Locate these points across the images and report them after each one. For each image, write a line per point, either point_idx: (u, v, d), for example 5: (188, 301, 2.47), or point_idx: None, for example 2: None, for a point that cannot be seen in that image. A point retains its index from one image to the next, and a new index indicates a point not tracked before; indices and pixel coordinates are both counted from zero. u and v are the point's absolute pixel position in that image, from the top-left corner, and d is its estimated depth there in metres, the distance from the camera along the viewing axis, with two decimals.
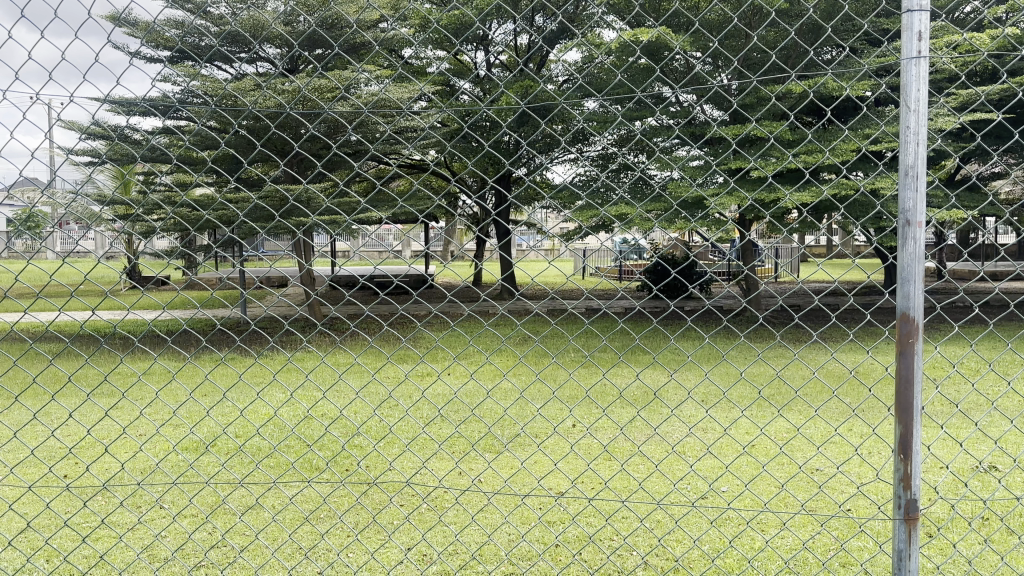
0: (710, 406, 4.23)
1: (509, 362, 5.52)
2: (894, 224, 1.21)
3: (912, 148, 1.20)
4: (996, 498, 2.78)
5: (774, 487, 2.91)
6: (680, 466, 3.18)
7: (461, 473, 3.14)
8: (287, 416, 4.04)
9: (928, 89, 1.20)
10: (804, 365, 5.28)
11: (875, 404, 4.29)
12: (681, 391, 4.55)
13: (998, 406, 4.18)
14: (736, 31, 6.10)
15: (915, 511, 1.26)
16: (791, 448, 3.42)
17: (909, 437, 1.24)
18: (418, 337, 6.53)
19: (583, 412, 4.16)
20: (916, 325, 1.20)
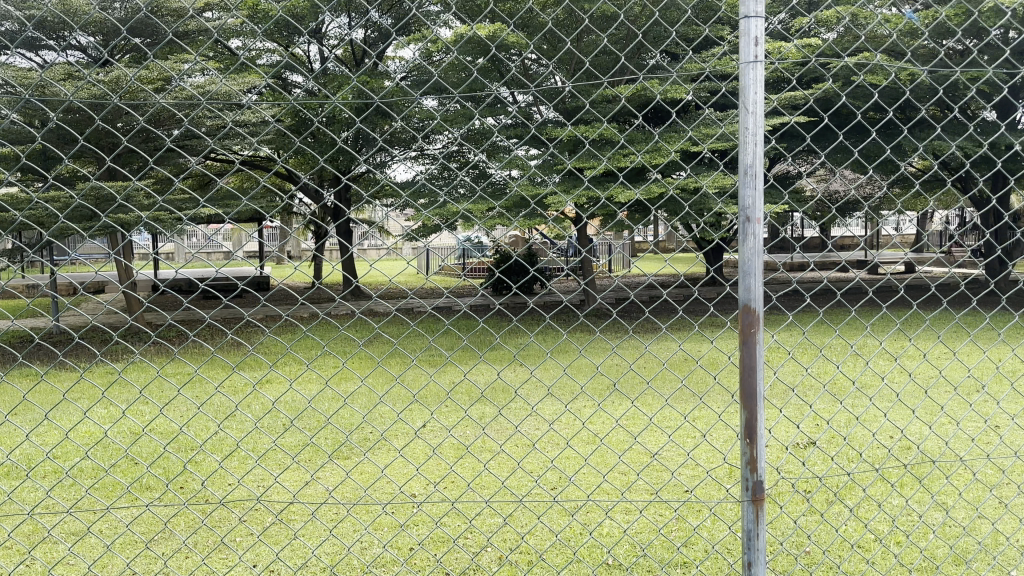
0: (564, 400, 4.40)
1: (365, 365, 5.46)
2: (734, 221, 1.29)
3: (750, 148, 1.29)
4: (825, 473, 3.08)
5: (626, 476, 3.07)
6: (536, 461, 3.28)
7: (313, 483, 3.08)
8: (116, 435, 3.78)
9: (764, 92, 1.29)
10: (651, 357, 5.58)
11: (717, 392, 4.63)
12: (536, 386, 4.70)
13: (825, 388, 4.60)
14: (571, 34, 6.34)
15: (761, 492, 1.35)
16: (641, 437, 3.63)
17: (753, 421, 1.33)
18: (263, 343, 6.30)
19: (440, 411, 4.20)
20: (756, 315, 1.30)
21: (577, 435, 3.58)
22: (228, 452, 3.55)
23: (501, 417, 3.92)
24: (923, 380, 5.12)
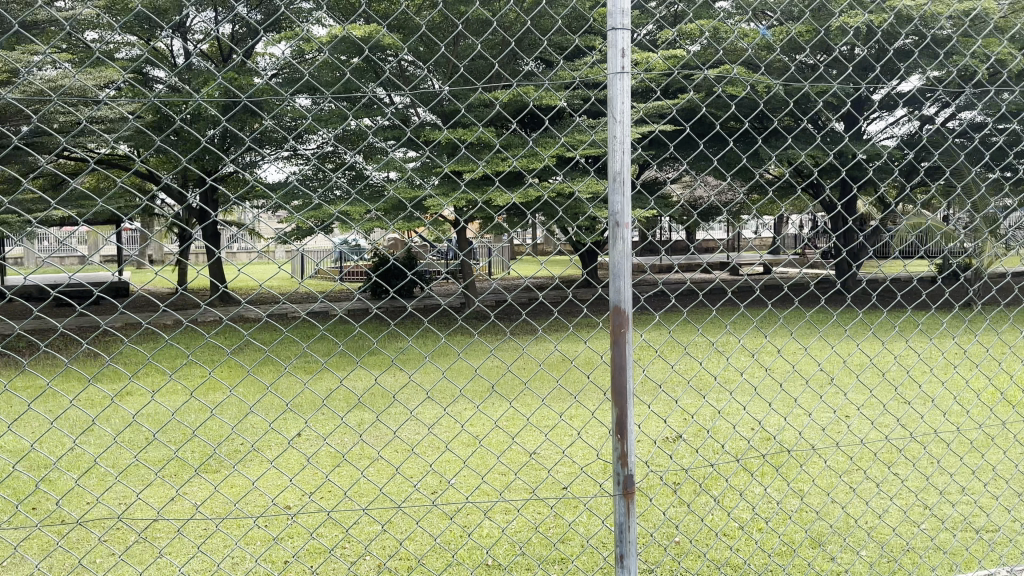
0: (701, 433, 4.55)
1: (510, 388, 5.82)
2: (610, 222, 1.45)
3: (621, 155, 1.45)
4: (949, 525, 3.07)
5: (753, 519, 3.20)
6: (654, 502, 3.47)
7: (439, 502, 3.45)
8: (282, 448, 4.36)
9: (633, 101, 1.45)
10: (795, 388, 5.58)
11: (862, 432, 4.61)
12: (673, 416, 4.87)
13: (978, 431, 4.46)
14: (700, 43, 6.38)
15: (631, 482, 1.53)
16: (791, 479, 3.72)
17: (624, 413, 1.51)
18: (410, 356, 6.81)
19: (576, 440, 4.47)
20: (627, 312, 1.47)
21: (710, 476, 3.72)
22: (374, 469, 3.99)
23: (637, 453, 4.13)
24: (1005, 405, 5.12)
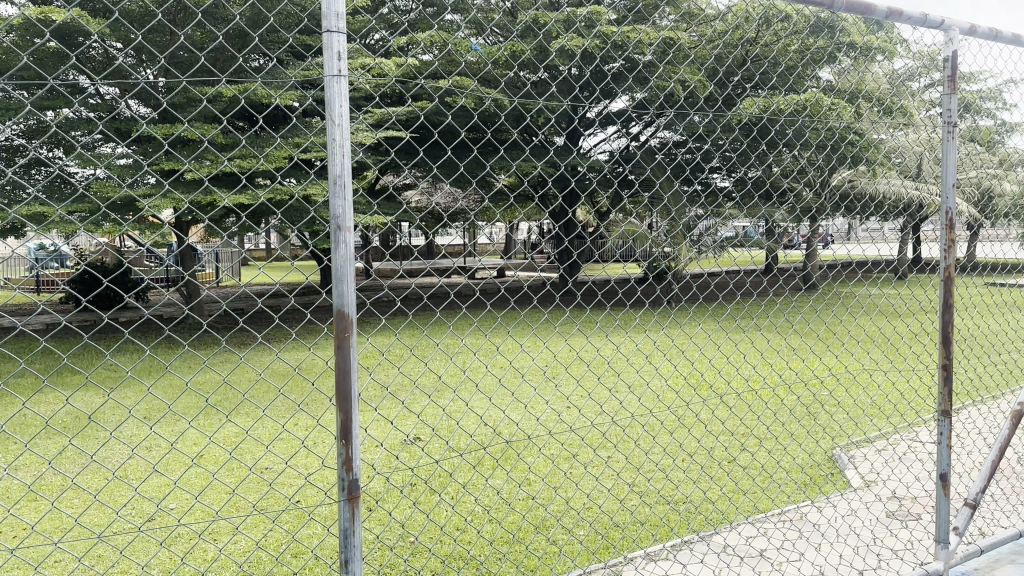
0: (391, 502, 5.98)
1: (222, 464, 6.41)
2: (331, 227, 2.28)
3: (337, 163, 2.27)
4: (518, 561, 4.95)
5: (394, 569, 4.84)
6: (331, 538, 4.92)
7: (178, 559, 4.66)
8: (37, 526, 5.29)
9: (345, 105, 2.27)
10: (479, 467, 6.73)
11: (510, 487, 6.29)
12: (373, 498, 6.03)
13: (609, 500, 5.98)
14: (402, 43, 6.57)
15: (354, 493, 2.44)
16: (427, 532, 5.44)
17: (346, 423, 2.39)
18: (126, 467, 6.33)
19: (284, 510, 5.39)
20: (346, 320, 2.33)
21: (386, 546, 5.17)
22: (93, 542, 4.95)
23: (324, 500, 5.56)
24: (711, 472, 6.70)
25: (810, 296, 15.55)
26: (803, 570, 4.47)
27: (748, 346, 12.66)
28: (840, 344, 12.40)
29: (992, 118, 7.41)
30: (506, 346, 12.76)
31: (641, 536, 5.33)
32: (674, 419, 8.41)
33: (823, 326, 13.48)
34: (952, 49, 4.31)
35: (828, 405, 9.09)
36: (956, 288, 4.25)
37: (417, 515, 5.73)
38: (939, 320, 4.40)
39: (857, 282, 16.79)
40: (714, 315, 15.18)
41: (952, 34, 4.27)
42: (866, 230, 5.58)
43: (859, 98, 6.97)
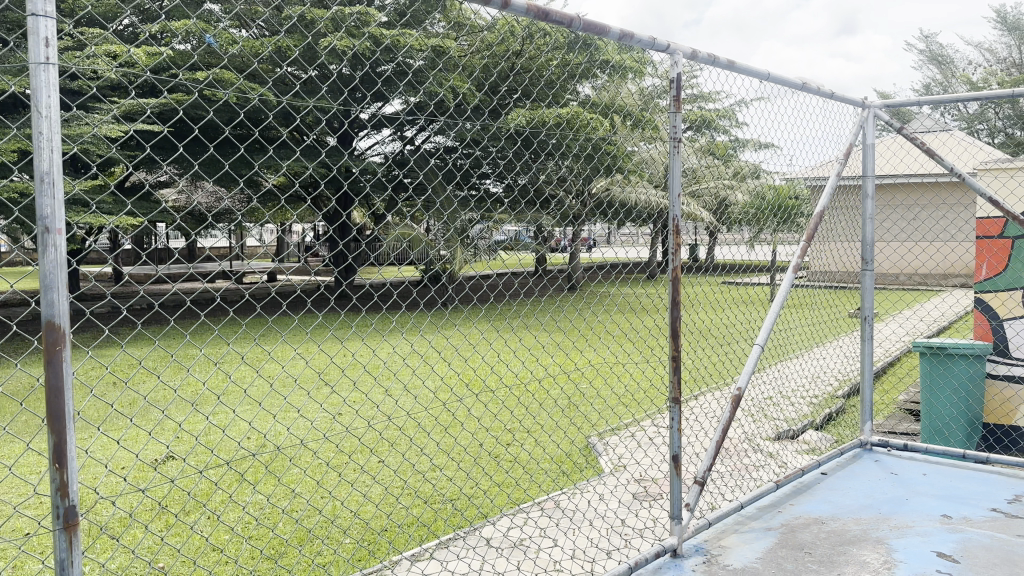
0: (140, 525, 5.57)
1: None
2: (38, 232, 2.02)
3: (44, 157, 2.02)
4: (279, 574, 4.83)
5: None
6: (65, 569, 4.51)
7: None
8: None
9: (54, 96, 2.03)
10: (242, 483, 6.45)
11: (274, 500, 6.10)
12: (118, 524, 5.58)
13: (375, 506, 6.00)
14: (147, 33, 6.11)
15: (71, 521, 2.19)
16: (179, 554, 5.14)
17: (60, 446, 2.12)
18: None
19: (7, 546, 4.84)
20: (58, 333, 2.08)
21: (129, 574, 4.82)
22: None
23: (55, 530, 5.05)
24: (478, 470, 6.89)
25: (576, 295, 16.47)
26: (555, 556, 4.73)
27: (518, 347, 13.17)
28: (603, 340, 13.25)
29: (725, 135, 8.26)
30: (279, 358, 12.33)
31: (398, 539, 5.36)
32: (446, 421, 8.56)
33: (588, 322, 14.33)
34: (675, 71, 4.76)
35: (590, 399, 9.67)
36: (681, 287, 4.71)
37: (169, 538, 5.39)
38: (669, 316, 4.84)
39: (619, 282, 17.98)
40: (485, 316, 15.65)
41: (676, 57, 4.73)
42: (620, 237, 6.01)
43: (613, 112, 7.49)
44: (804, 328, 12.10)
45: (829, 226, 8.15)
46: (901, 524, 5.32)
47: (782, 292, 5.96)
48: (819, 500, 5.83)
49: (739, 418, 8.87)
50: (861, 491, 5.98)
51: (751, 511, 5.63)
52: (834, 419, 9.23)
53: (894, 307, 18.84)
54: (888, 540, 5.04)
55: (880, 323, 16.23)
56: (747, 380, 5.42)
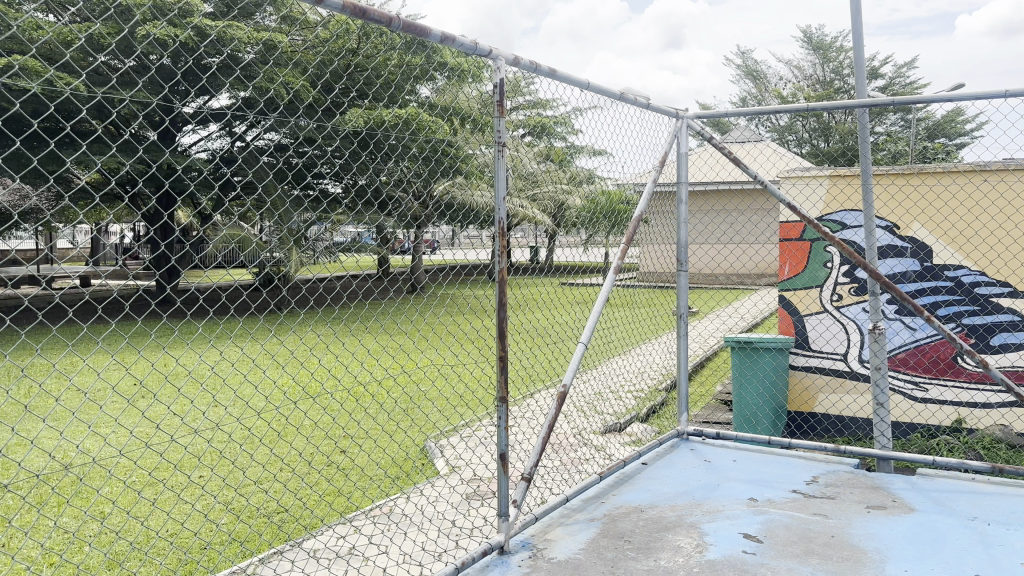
0: None
1: None
2: None
3: None
4: None
5: None
6: None
7: None
8: None
9: None
10: (46, 506, 5.96)
11: (83, 522, 5.68)
12: None
13: (196, 523, 5.71)
14: None
15: None
16: None
17: None
18: None
19: None
20: None
21: None
22: None
23: None
24: (304, 479, 6.71)
25: (413, 297, 16.37)
26: (382, 564, 4.68)
27: (355, 350, 12.95)
28: (441, 341, 13.27)
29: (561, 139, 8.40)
30: (91, 368, 11.46)
31: (211, 556, 5.13)
32: (276, 429, 8.30)
33: (426, 323, 14.30)
34: (498, 76, 4.84)
35: (426, 401, 9.66)
36: (508, 289, 4.79)
37: None
38: (496, 317, 4.89)
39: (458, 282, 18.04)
40: (323, 319, 15.26)
41: (498, 63, 4.82)
42: (465, 238, 6.02)
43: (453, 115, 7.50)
44: (633, 325, 12.66)
45: (651, 230, 8.57)
46: (712, 509, 5.70)
47: (605, 291, 6.18)
48: (640, 490, 6.14)
49: (569, 413, 9.16)
50: (678, 479, 6.36)
51: (577, 504, 5.83)
52: (658, 412, 9.73)
53: (715, 304, 20.13)
54: (701, 525, 5.38)
55: (702, 320, 17.27)
56: (572, 378, 5.58)
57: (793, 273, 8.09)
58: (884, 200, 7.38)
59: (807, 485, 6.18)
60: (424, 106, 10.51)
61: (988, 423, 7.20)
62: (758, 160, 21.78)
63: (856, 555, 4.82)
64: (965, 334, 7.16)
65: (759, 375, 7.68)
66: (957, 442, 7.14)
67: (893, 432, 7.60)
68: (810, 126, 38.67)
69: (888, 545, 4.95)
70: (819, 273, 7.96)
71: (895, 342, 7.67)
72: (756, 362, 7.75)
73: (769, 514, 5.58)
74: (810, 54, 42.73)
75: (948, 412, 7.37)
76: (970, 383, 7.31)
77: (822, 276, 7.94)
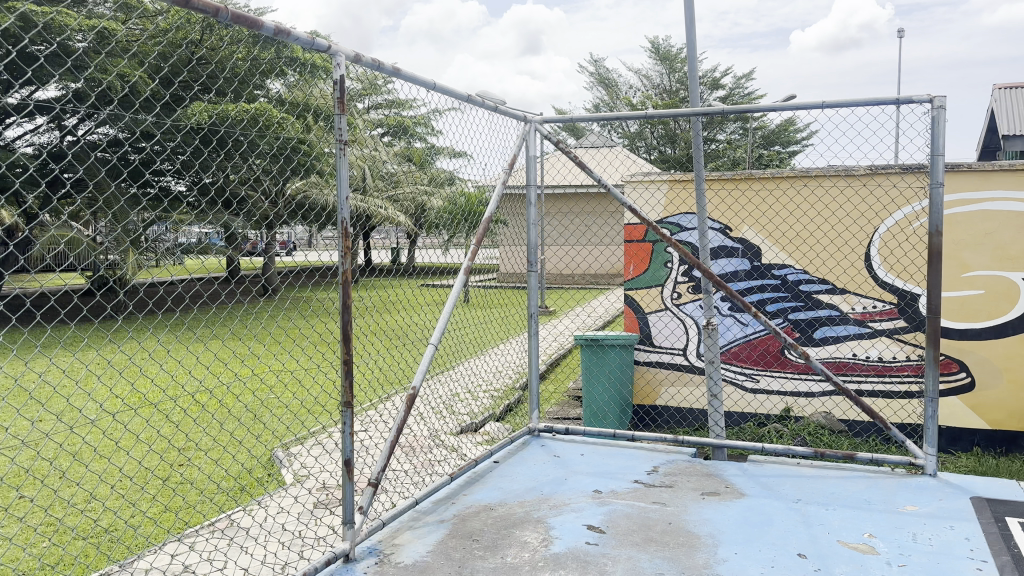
0: None
1: None
2: None
3: None
4: None
5: None
6: None
7: None
8: None
9: None
10: None
11: None
12: None
13: (7, 550, 5.24)
14: None
15: None
16: None
17: None
18: None
19: None
20: None
21: None
22: None
23: None
24: (134, 496, 6.34)
25: (264, 299, 15.71)
26: None
27: (199, 355, 12.33)
28: (293, 344, 12.86)
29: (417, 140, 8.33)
30: None
31: None
32: (107, 443, 7.77)
33: (278, 325, 13.80)
34: (338, 72, 4.72)
35: (274, 408, 9.34)
36: (352, 291, 4.69)
37: None
38: (340, 320, 4.76)
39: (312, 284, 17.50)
40: (165, 324, 14.42)
41: (337, 59, 4.71)
42: (323, 240, 5.85)
43: (305, 110, 7.27)
44: (491, 325, 12.76)
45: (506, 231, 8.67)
46: (560, 503, 5.85)
47: (455, 291, 6.16)
48: (490, 488, 6.20)
49: (425, 414, 9.10)
50: (527, 476, 6.48)
51: (427, 506, 5.81)
52: (512, 410, 9.85)
53: (570, 304, 20.66)
54: (548, 520, 5.50)
55: (556, 319, 17.70)
56: (421, 380, 5.53)
57: (638, 272, 8.43)
58: (718, 203, 7.83)
59: (648, 475, 6.46)
60: (275, 104, 10.12)
61: (810, 410, 7.81)
62: (609, 165, 22.57)
63: (691, 540, 5.09)
64: (790, 328, 7.73)
65: (607, 368, 7.91)
66: (783, 428, 7.70)
67: (727, 422, 8.10)
68: (657, 133, 40.45)
69: (720, 529, 5.27)
70: (660, 273, 8.36)
71: (728, 337, 8.15)
72: (604, 356, 7.98)
73: (612, 505, 5.79)
74: (657, 64, 44.81)
75: (776, 401, 7.94)
76: (794, 373, 7.89)
77: (663, 276, 8.35)
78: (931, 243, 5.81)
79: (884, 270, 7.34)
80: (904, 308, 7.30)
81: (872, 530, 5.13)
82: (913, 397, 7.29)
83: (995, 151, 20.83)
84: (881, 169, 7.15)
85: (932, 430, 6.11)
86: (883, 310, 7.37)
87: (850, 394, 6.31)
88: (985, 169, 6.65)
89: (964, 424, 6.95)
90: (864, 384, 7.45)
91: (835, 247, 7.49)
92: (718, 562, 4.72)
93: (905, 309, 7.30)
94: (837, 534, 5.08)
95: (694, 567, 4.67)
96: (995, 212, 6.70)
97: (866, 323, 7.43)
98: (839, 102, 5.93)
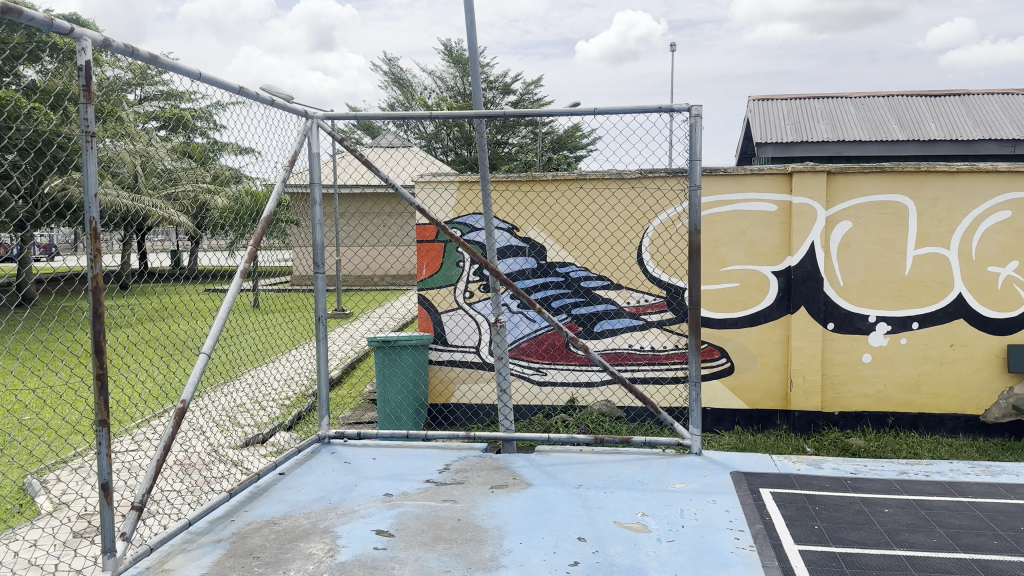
0: None
1: None
2: None
3: None
4: None
5: None
6: None
7: None
8: None
9: None
10: None
11: None
12: None
13: None
14: None
15: None
16: None
17: None
18: None
19: None
20: None
21: None
22: None
23: None
24: None
25: (15, 310, 13.96)
26: None
27: None
28: (51, 358, 11.53)
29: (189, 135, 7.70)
30: None
31: None
32: None
33: (31, 338, 12.31)
34: (82, 58, 4.26)
35: (25, 430, 8.31)
36: (103, 298, 4.27)
37: None
38: (90, 331, 4.31)
39: (74, 292, 15.75)
40: None
41: (81, 44, 4.24)
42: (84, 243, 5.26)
43: (54, 98, 6.52)
44: (279, 330, 12.16)
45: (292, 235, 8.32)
46: (347, 510, 5.71)
47: (230, 296, 5.78)
48: (274, 501, 5.91)
49: (205, 428, 8.49)
50: (315, 485, 6.26)
51: (202, 526, 5.41)
52: (303, 418, 9.48)
53: (367, 305, 20.25)
54: (334, 529, 5.35)
55: (351, 321, 17.33)
56: (192, 392, 5.14)
57: (431, 271, 8.36)
58: (503, 204, 8.00)
59: (439, 474, 6.49)
60: (22, 92, 9.00)
61: (591, 400, 8.23)
62: (402, 165, 22.45)
63: (478, 535, 5.17)
64: (573, 323, 8.10)
65: (400, 371, 7.76)
66: (568, 418, 8.06)
67: (516, 415, 8.35)
68: (452, 135, 40.73)
69: (506, 521, 5.39)
70: (452, 273, 8.35)
71: (516, 334, 8.36)
72: (396, 358, 7.81)
73: (402, 507, 5.75)
74: (449, 67, 45.34)
75: (561, 392, 8.29)
76: (577, 365, 8.27)
77: (455, 275, 8.34)
78: (691, 242, 6.32)
79: (655, 265, 7.90)
80: (671, 300, 7.89)
81: (644, 510, 5.49)
82: (680, 381, 7.91)
83: (750, 158, 23.18)
84: (649, 172, 7.67)
85: (696, 412, 6.65)
86: (653, 303, 7.93)
87: (626, 383, 6.67)
88: (738, 173, 7.35)
89: (725, 404, 7.66)
90: (637, 372, 7.99)
91: (612, 245, 7.93)
92: (504, 553, 4.83)
93: (672, 301, 7.90)
94: (614, 516, 5.38)
95: (480, 561, 4.74)
96: (747, 212, 7.42)
97: (639, 315, 7.95)
98: (608, 109, 6.26)
